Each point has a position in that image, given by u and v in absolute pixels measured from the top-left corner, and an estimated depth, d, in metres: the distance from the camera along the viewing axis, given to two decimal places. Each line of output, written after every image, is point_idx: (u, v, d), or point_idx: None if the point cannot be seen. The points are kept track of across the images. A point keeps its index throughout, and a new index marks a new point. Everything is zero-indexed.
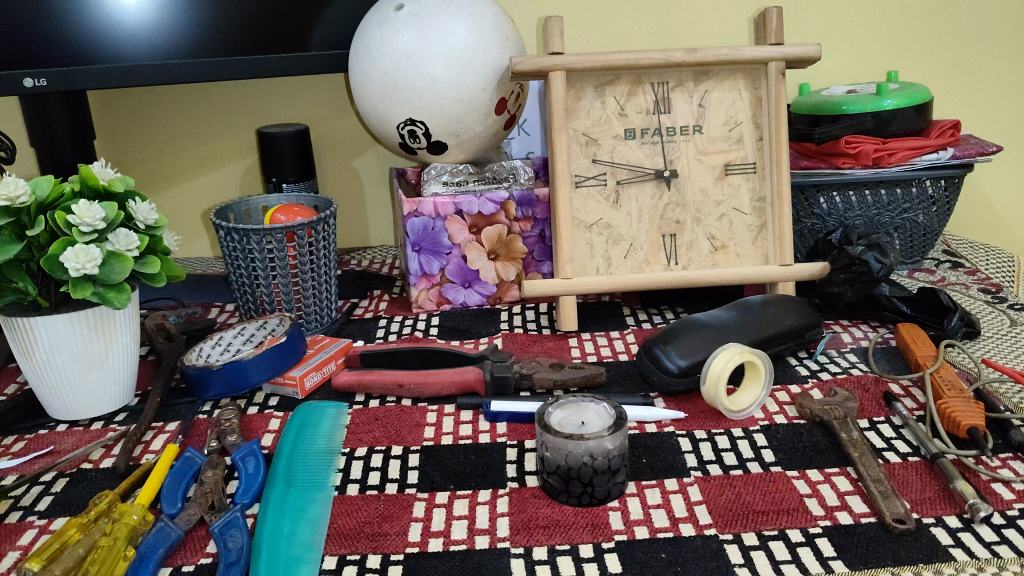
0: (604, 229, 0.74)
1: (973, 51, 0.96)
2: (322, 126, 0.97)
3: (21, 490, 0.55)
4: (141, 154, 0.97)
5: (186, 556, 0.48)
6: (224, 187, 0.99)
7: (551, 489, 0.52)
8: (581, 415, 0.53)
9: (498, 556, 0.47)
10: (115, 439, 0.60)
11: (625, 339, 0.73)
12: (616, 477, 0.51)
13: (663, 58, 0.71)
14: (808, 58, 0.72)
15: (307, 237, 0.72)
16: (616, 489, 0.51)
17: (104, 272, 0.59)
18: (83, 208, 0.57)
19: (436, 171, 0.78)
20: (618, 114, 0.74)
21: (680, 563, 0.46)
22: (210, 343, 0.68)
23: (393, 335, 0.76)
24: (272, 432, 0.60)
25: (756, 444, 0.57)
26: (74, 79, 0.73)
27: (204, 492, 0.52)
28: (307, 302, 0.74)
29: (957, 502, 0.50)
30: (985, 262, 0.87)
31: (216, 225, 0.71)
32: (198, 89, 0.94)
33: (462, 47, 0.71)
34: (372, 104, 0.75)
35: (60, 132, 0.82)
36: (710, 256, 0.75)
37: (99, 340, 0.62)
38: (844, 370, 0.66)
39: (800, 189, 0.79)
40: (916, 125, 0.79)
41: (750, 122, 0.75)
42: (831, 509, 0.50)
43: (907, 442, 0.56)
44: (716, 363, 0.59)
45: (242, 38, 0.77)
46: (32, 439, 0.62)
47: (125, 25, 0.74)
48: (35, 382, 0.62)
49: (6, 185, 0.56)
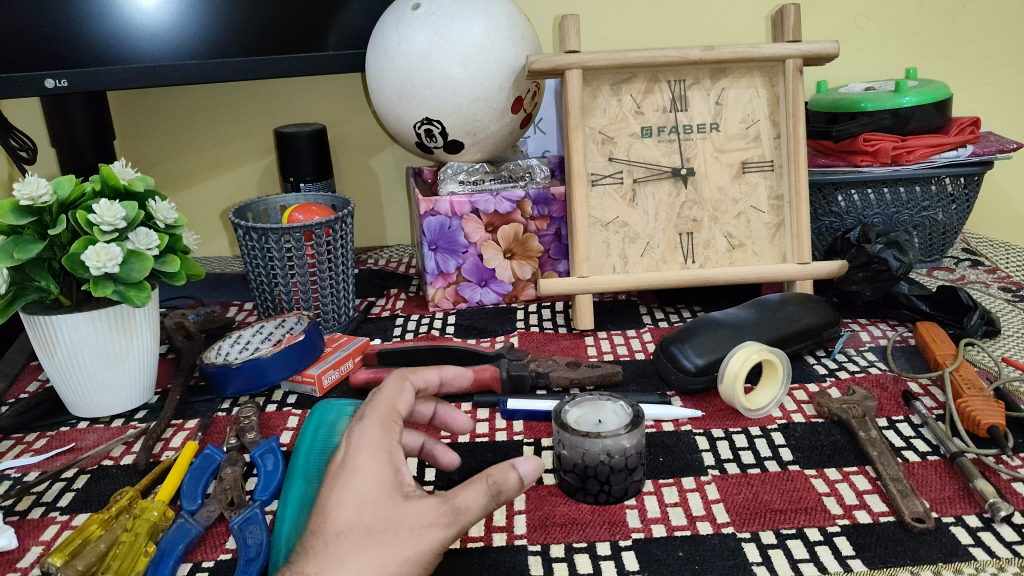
0: (620, 228, 0.74)
1: (994, 47, 0.95)
2: (338, 127, 0.98)
3: (42, 487, 0.56)
4: (161, 154, 0.98)
5: (205, 552, 0.49)
6: (241, 186, 1.00)
7: (568, 487, 0.52)
8: (598, 413, 0.53)
9: (516, 554, 0.47)
10: (135, 436, 0.61)
11: (642, 338, 0.73)
12: (633, 475, 0.51)
13: (679, 56, 0.71)
14: (826, 55, 0.72)
15: (325, 236, 0.72)
16: (633, 487, 0.51)
17: (125, 271, 0.60)
18: (104, 207, 0.58)
19: (452, 170, 0.78)
20: (635, 112, 0.74)
21: (697, 562, 0.46)
22: (229, 341, 0.68)
23: (409, 334, 0.76)
24: (290, 430, 0.61)
25: (774, 442, 0.57)
26: (93, 80, 0.74)
27: (224, 489, 0.53)
28: (325, 300, 0.75)
29: (977, 502, 0.49)
30: (1005, 260, 0.87)
31: (234, 225, 0.72)
32: (216, 88, 0.95)
33: (479, 45, 0.71)
34: (389, 103, 0.75)
35: (80, 132, 0.83)
36: (728, 254, 0.75)
37: (120, 338, 0.62)
38: (862, 369, 0.65)
39: (817, 187, 0.78)
40: (935, 122, 0.79)
41: (767, 119, 0.74)
42: (850, 508, 0.50)
43: (926, 441, 0.56)
44: (733, 362, 0.59)
45: (259, 38, 0.77)
46: (53, 436, 0.63)
47: (144, 26, 0.74)
48: (56, 379, 0.63)
49: (29, 186, 0.57)
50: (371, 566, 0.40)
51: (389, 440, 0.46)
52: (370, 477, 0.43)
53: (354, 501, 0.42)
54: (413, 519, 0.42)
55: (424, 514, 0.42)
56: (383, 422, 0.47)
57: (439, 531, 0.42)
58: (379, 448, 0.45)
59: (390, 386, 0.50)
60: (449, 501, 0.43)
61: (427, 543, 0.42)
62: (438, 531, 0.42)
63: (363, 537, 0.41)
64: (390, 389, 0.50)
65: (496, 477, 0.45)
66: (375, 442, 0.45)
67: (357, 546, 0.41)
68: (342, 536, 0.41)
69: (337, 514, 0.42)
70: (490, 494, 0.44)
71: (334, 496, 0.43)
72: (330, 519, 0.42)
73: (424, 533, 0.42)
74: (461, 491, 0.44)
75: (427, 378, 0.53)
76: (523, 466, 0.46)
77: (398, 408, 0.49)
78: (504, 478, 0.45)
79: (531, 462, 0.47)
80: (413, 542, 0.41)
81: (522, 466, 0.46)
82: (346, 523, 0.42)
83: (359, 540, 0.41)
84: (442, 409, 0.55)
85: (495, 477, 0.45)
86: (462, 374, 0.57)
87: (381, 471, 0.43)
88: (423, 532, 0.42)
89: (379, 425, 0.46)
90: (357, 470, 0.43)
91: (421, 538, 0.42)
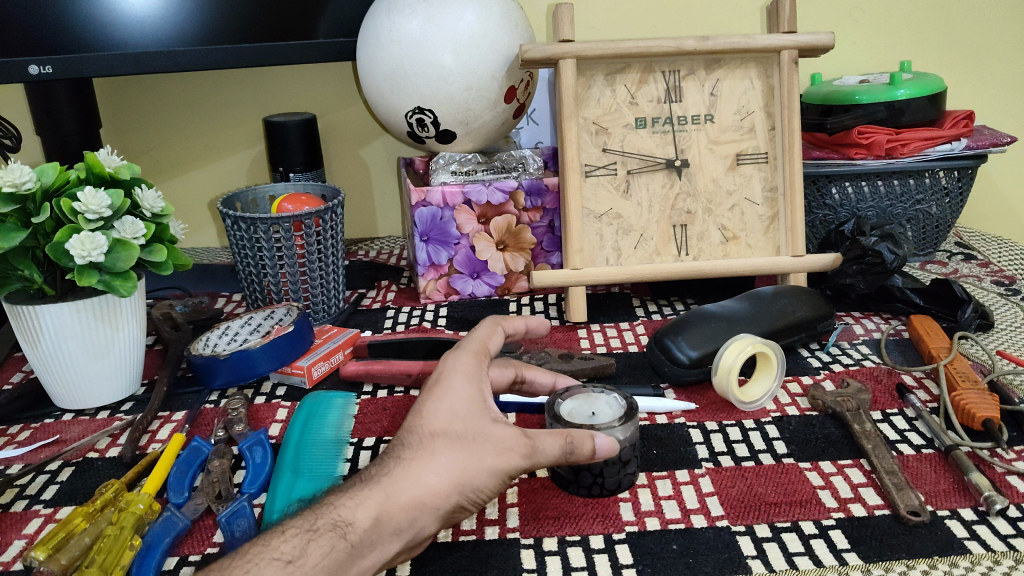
0: (613, 219, 0.74)
1: (988, 41, 0.95)
2: (329, 116, 0.97)
3: (25, 480, 0.55)
4: (149, 143, 0.96)
5: (192, 546, 0.48)
6: (231, 176, 0.99)
7: (562, 480, 0.51)
8: (591, 405, 0.52)
9: (509, 547, 0.47)
10: (120, 429, 0.60)
11: (635, 330, 0.72)
12: (627, 468, 0.50)
13: (674, 46, 0.70)
14: (821, 47, 0.71)
15: (314, 226, 0.71)
16: (627, 480, 0.51)
17: (110, 260, 0.59)
18: (89, 195, 0.57)
19: (444, 161, 0.78)
20: (629, 102, 0.73)
21: (691, 555, 0.45)
22: (216, 332, 0.67)
23: (400, 326, 0.75)
24: (279, 423, 0.60)
25: (767, 435, 0.56)
26: (79, 67, 0.72)
27: (210, 482, 0.51)
28: (315, 290, 0.74)
29: (972, 495, 0.49)
30: (998, 254, 0.86)
31: (222, 214, 0.70)
32: (205, 77, 0.94)
33: (472, 34, 0.70)
34: (380, 93, 0.74)
35: (65, 120, 0.82)
36: (721, 247, 0.75)
37: (105, 329, 0.61)
38: (856, 362, 0.65)
39: (811, 180, 0.78)
40: (929, 115, 0.78)
41: (762, 111, 0.74)
42: (845, 501, 0.49)
43: (920, 434, 0.56)
44: (727, 354, 0.58)
45: (249, 24, 0.76)
46: (37, 428, 0.61)
47: (130, 12, 0.73)
48: (39, 370, 0.62)
49: (10, 173, 0.56)
50: (457, 468, 0.42)
51: (481, 366, 0.47)
52: (464, 394, 0.45)
53: (448, 411, 0.44)
54: (499, 439, 0.43)
55: (509, 438, 0.43)
56: (477, 352, 0.48)
57: (518, 461, 0.43)
58: (473, 371, 0.47)
59: (487, 326, 0.51)
60: (532, 437, 0.44)
61: (506, 463, 0.43)
62: (517, 459, 0.43)
63: (452, 442, 0.43)
64: (487, 328, 0.51)
65: (576, 437, 0.44)
66: (468, 365, 0.47)
67: (447, 449, 0.43)
68: (434, 439, 0.43)
69: (431, 419, 0.44)
70: (567, 449, 0.44)
71: (428, 406, 0.45)
72: (425, 422, 0.44)
73: (506, 456, 0.43)
74: (545, 436, 0.44)
75: (516, 326, 0.54)
76: (601, 438, 0.46)
77: (492, 342, 0.50)
78: (584, 442, 0.45)
79: (609, 443, 0.46)
80: (496, 457, 0.43)
81: (601, 439, 0.46)
82: (439, 428, 0.44)
83: (449, 444, 0.43)
84: (563, 379, 0.58)
85: (575, 438, 0.44)
86: (543, 324, 0.56)
87: (474, 389, 0.45)
88: (504, 455, 0.43)
89: (473, 352, 0.48)
90: (454, 387, 0.45)
91: (502, 457, 0.43)
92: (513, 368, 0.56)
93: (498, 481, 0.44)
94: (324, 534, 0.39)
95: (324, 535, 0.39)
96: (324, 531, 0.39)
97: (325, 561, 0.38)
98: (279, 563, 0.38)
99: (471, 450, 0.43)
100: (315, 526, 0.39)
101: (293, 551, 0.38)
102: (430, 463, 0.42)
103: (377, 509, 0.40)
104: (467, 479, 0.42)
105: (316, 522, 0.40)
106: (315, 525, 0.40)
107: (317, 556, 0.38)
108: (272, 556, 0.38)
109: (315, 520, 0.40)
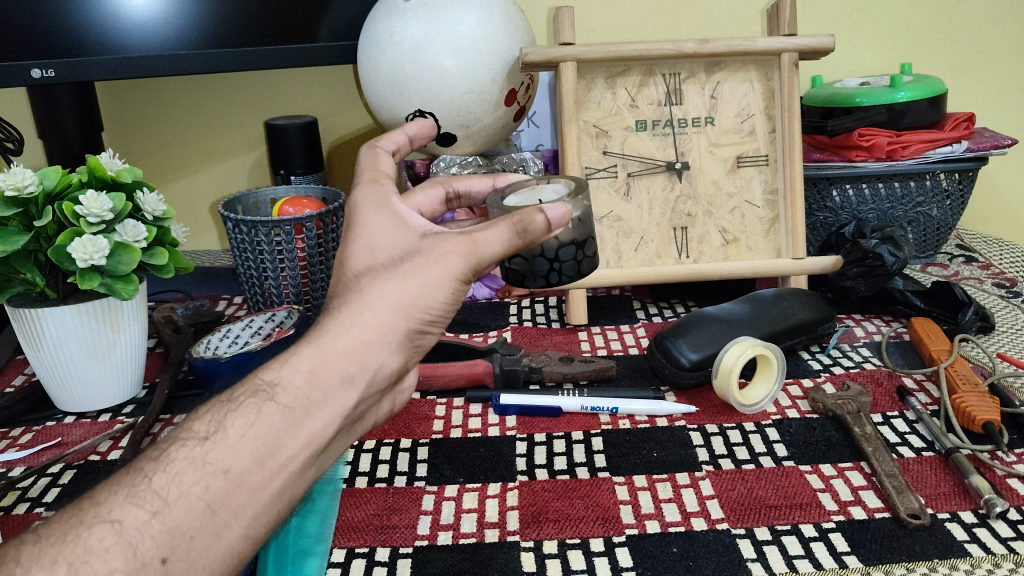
0: (614, 222, 0.74)
1: (989, 42, 0.95)
2: (330, 119, 0.97)
3: (27, 482, 0.55)
4: (151, 146, 0.97)
5: None
6: (232, 179, 0.99)
7: (518, 276, 0.55)
8: (537, 194, 0.50)
9: (509, 549, 0.47)
10: (122, 431, 0.60)
11: (635, 333, 0.72)
12: (584, 252, 0.54)
13: (674, 49, 0.70)
14: (822, 50, 0.71)
15: (315, 229, 0.71)
16: (587, 265, 0.55)
17: (111, 263, 0.59)
18: (90, 199, 0.57)
19: (445, 163, 0.79)
20: (629, 105, 0.73)
21: (691, 558, 0.45)
22: (217, 334, 0.67)
23: None
24: None
25: (768, 438, 0.56)
26: (81, 70, 0.73)
27: None
28: (316, 293, 0.74)
29: (973, 498, 0.49)
30: (1000, 256, 0.86)
31: (224, 217, 0.71)
32: (207, 80, 0.94)
33: (472, 37, 0.70)
34: (381, 95, 0.74)
35: (68, 123, 0.82)
36: (722, 249, 0.75)
37: (107, 331, 0.61)
38: (857, 365, 0.65)
39: (812, 182, 0.78)
40: (930, 118, 0.78)
41: (762, 114, 0.74)
42: (845, 504, 0.49)
43: (921, 436, 0.56)
44: (728, 356, 0.59)
45: (250, 28, 0.76)
46: (39, 431, 0.62)
47: (132, 17, 0.73)
48: (42, 373, 0.62)
49: (13, 176, 0.56)
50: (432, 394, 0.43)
51: (383, 190, 0.45)
52: (382, 226, 0.43)
53: (370, 246, 0.43)
54: (433, 250, 0.42)
55: (446, 245, 0.42)
56: (373, 179, 0.46)
57: (461, 261, 0.42)
58: (380, 199, 0.45)
59: (366, 150, 0.48)
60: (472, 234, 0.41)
61: (448, 268, 0.41)
62: None
63: (382, 272, 0.42)
64: (369, 151, 0.48)
65: (523, 216, 0.41)
66: (373, 195, 0.45)
67: (375, 282, 0.41)
68: (361, 278, 0.42)
69: (356, 259, 0.43)
70: (516, 231, 0.41)
71: (349, 250, 0.43)
72: (350, 265, 0.43)
73: (445, 261, 0.41)
74: (486, 228, 0.41)
75: (398, 139, 0.51)
76: (550, 210, 0.42)
77: (384, 164, 0.48)
78: (534, 219, 0.41)
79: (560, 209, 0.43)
80: (435, 267, 0.41)
81: (551, 211, 0.42)
82: (364, 267, 0.42)
83: (379, 276, 0.41)
84: (499, 177, 0.56)
85: (524, 217, 0.41)
86: (430, 126, 0.52)
87: (388, 218, 0.43)
88: (443, 260, 0.41)
89: (370, 182, 0.46)
90: (367, 221, 0.43)
91: (440, 265, 0.41)
92: (440, 185, 0.54)
93: (446, 292, 0.42)
94: (246, 402, 0.38)
95: (247, 404, 0.38)
96: (245, 400, 0.38)
97: (251, 430, 0.37)
98: (194, 442, 0.37)
99: (404, 274, 0.41)
100: (235, 397, 0.39)
101: (209, 428, 0.37)
102: (362, 303, 0.41)
103: (309, 365, 0.39)
104: (411, 301, 0.41)
105: (235, 393, 0.39)
106: (234, 395, 0.39)
107: (241, 425, 0.37)
108: (186, 437, 0.37)
109: (232, 394, 0.39)
